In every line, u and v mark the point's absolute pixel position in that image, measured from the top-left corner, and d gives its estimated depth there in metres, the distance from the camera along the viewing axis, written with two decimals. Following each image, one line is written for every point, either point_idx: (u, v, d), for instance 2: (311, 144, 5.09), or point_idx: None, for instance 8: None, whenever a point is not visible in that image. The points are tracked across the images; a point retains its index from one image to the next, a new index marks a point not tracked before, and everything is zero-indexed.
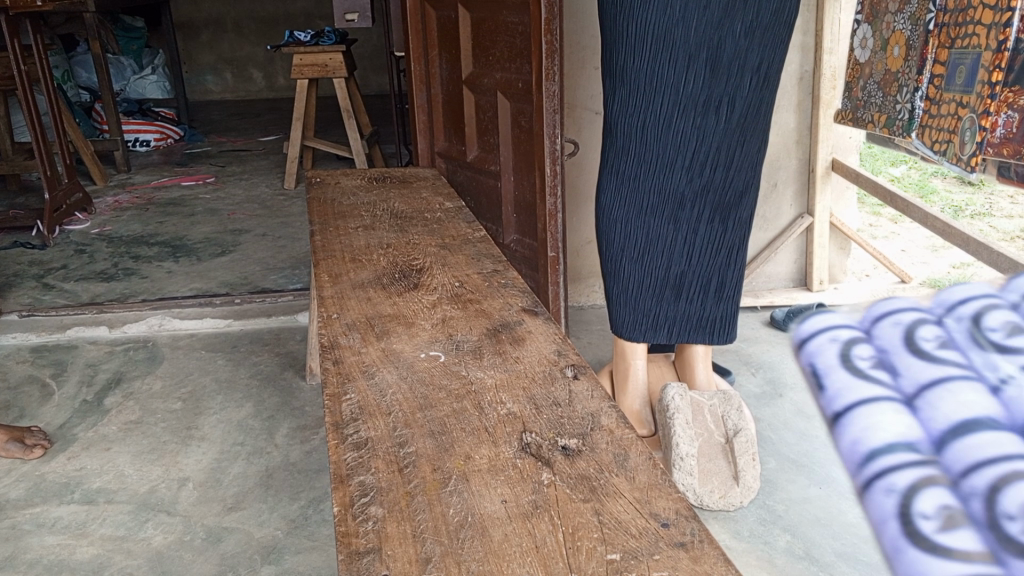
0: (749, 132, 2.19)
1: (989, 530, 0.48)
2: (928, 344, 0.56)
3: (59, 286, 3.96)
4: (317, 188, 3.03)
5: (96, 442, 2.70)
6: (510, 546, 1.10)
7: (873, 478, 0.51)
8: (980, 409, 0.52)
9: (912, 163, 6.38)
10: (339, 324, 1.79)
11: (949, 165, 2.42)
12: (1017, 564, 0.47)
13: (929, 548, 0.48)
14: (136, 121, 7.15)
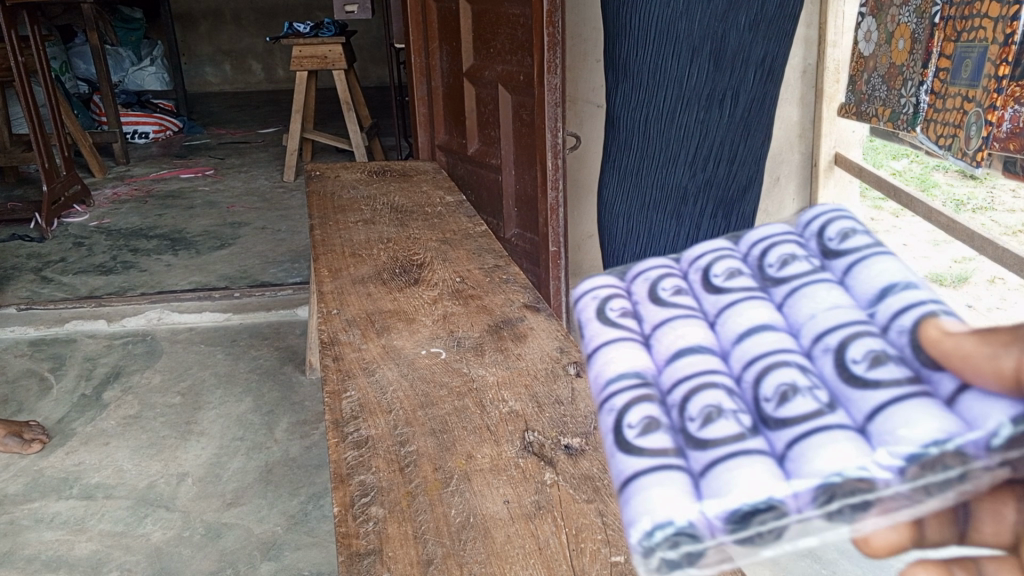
0: (753, 125, 2.15)
1: (679, 431, 0.49)
2: (665, 288, 0.58)
3: (58, 280, 3.94)
4: (317, 181, 3.01)
5: (95, 437, 2.69)
6: (512, 548, 1.08)
7: (603, 405, 0.53)
8: (691, 339, 0.53)
9: (914, 156, 6.35)
10: (339, 320, 1.78)
11: (954, 159, 2.40)
12: (697, 463, 0.48)
13: (629, 451, 0.49)
14: (135, 112, 7.12)
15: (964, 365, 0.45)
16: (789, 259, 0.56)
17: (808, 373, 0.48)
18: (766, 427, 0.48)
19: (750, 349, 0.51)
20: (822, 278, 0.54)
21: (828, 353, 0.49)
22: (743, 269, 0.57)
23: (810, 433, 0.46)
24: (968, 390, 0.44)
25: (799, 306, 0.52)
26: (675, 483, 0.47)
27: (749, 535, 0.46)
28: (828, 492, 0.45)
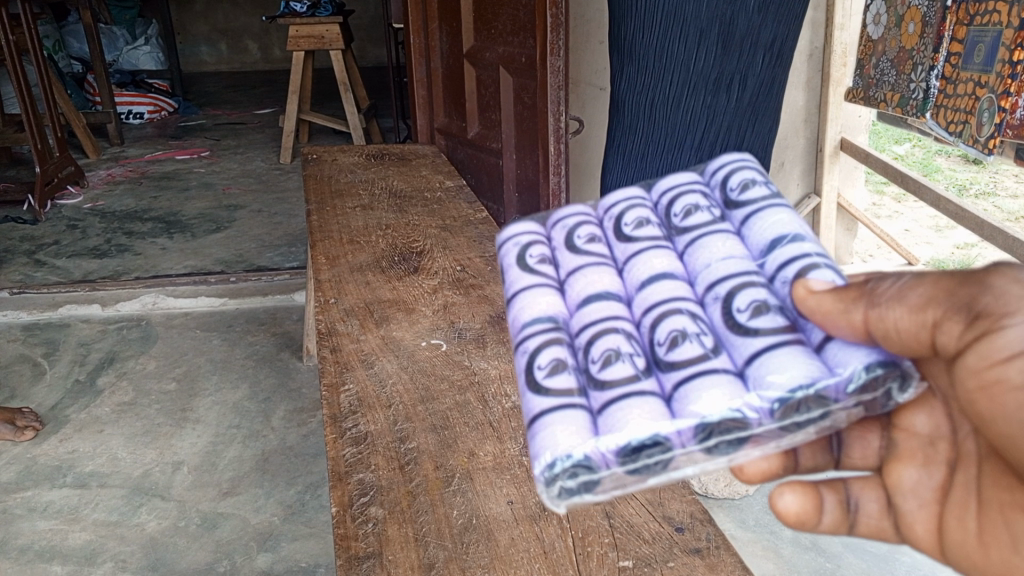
0: (761, 112, 2.10)
1: (582, 374, 0.76)
2: (581, 239, 0.87)
3: (51, 263, 3.89)
4: (314, 165, 2.95)
5: (89, 424, 2.65)
6: (517, 552, 1.05)
7: (515, 335, 0.81)
8: (597, 287, 0.81)
9: (916, 140, 6.29)
10: (336, 310, 1.73)
11: (965, 146, 2.36)
12: (592, 393, 0.74)
13: (537, 388, 0.75)
14: (129, 92, 7.02)
15: (779, 327, 0.73)
16: (691, 211, 0.85)
17: (681, 328, 0.75)
18: (650, 365, 0.75)
19: (646, 304, 0.79)
20: (693, 250, 0.82)
21: (692, 315, 0.76)
22: (640, 230, 0.85)
23: (680, 368, 0.73)
24: (781, 346, 0.72)
25: (679, 277, 0.80)
26: (576, 419, 0.73)
27: (635, 466, 0.71)
28: (705, 431, 0.70)
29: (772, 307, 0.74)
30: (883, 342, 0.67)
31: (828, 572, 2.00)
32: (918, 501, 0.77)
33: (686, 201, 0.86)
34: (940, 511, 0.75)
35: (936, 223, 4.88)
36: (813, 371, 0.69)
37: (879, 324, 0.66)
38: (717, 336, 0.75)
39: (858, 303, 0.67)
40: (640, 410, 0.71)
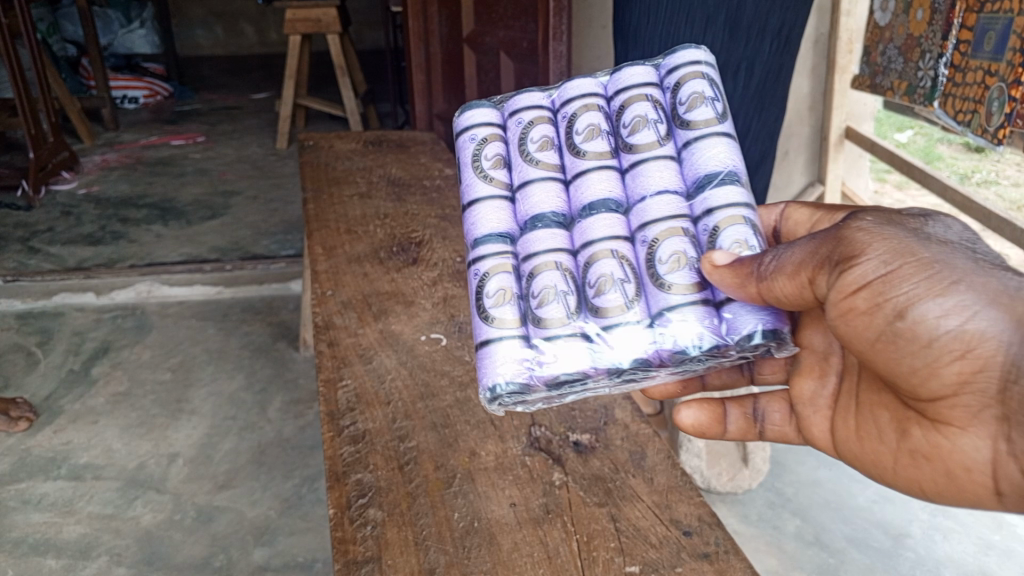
0: (767, 102, 2.00)
1: (524, 301, 1.00)
2: (535, 147, 1.08)
3: (45, 250, 3.84)
4: (310, 152, 2.90)
5: (83, 415, 2.61)
6: (520, 557, 1.02)
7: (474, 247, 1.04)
8: (544, 206, 1.04)
9: (918, 128, 6.23)
10: (333, 303, 1.69)
11: (974, 136, 2.31)
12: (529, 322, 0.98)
13: (487, 315, 0.99)
14: (124, 76, 6.93)
15: (687, 282, 0.96)
16: (635, 131, 1.05)
17: (607, 272, 0.97)
18: (580, 304, 0.99)
19: (585, 239, 1.01)
20: (629, 188, 1.04)
21: (617, 256, 0.98)
22: (586, 152, 1.05)
23: (602, 309, 0.97)
24: (682, 306, 0.95)
25: (616, 210, 1.02)
26: (516, 346, 0.97)
27: (560, 387, 0.97)
28: (616, 370, 0.96)
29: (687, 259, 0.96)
30: (773, 303, 0.91)
31: (832, 568, 1.98)
32: (817, 408, 1.05)
33: (635, 114, 1.06)
34: (830, 415, 1.03)
35: (938, 212, 4.83)
36: (705, 330, 0.93)
37: (768, 291, 0.89)
38: (637, 280, 0.98)
39: (748, 277, 0.89)
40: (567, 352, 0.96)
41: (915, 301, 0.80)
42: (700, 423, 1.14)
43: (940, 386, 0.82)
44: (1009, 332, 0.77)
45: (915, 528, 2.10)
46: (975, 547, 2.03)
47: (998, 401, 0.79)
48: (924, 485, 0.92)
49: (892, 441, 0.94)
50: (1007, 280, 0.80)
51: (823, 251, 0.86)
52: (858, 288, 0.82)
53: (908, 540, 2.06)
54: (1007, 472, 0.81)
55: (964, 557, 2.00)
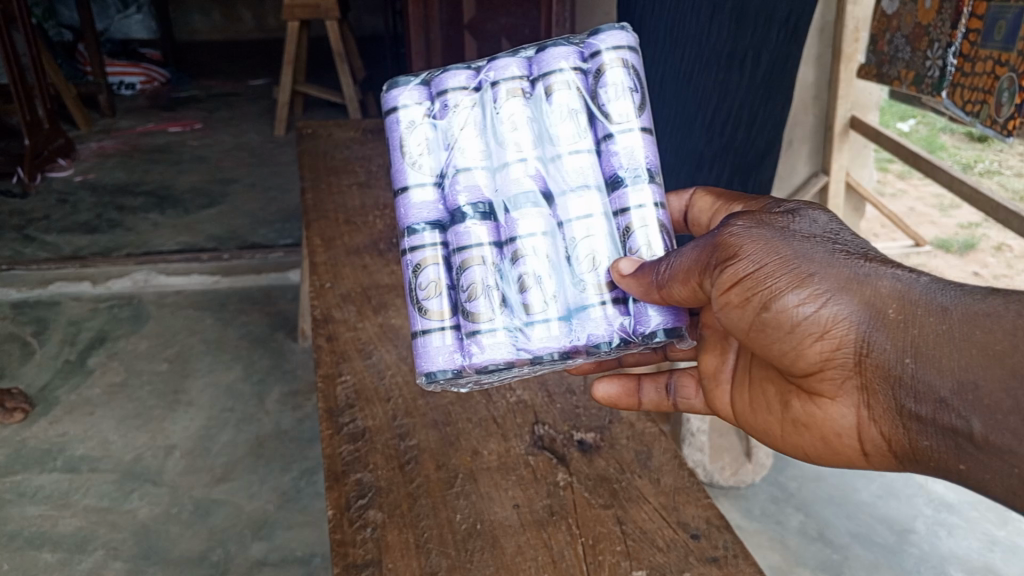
0: (774, 91, 1.91)
1: (455, 294, 1.06)
2: (463, 135, 1.07)
3: (40, 238, 3.80)
4: (309, 140, 2.86)
5: (79, 406, 2.58)
6: (524, 561, 0.99)
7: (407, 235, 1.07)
8: (471, 200, 1.06)
9: (921, 117, 6.18)
10: (332, 295, 1.66)
11: (982, 127, 2.27)
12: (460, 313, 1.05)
13: (423, 307, 1.05)
14: (120, 62, 6.86)
15: (601, 281, 1.04)
16: (558, 125, 1.06)
17: (530, 270, 1.03)
18: (505, 298, 1.05)
19: (510, 235, 1.05)
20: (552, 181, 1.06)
21: (539, 254, 1.04)
22: (512, 144, 1.06)
23: (525, 305, 1.03)
24: (594, 305, 1.03)
25: (541, 204, 1.05)
26: (449, 339, 1.04)
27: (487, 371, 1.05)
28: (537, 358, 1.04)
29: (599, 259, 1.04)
30: (676, 302, 0.99)
31: (836, 564, 1.96)
32: (723, 382, 1.10)
33: (605, 86, 1.07)
34: (733, 388, 1.08)
35: (941, 202, 4.80)
36: (614, 327, 1.04)
37: (667, 295, 0.97)
38: (556, 277, 1.04)
39: (651, 283, 0.98)
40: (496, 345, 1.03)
41: (775, 293, 0.86)
42: (614, 394, 1.15)
43: (807, 365, 0.89)
44: (859, 314, 0.83)
45: (919, 524, 2.08)
46: (980, 543, 2.02)
47: (855, 375, 0.85)
48: (808, 450, 0.97)
49: (778, 411, 1.00)
50: (861, 266, 0.85)
51: (703, 257, 0.92)
52: (731, 284, 0.89)
53: (912, 536, 2.04)
54: (869, 435, 0.87)
55: (968, 554, 1.99)
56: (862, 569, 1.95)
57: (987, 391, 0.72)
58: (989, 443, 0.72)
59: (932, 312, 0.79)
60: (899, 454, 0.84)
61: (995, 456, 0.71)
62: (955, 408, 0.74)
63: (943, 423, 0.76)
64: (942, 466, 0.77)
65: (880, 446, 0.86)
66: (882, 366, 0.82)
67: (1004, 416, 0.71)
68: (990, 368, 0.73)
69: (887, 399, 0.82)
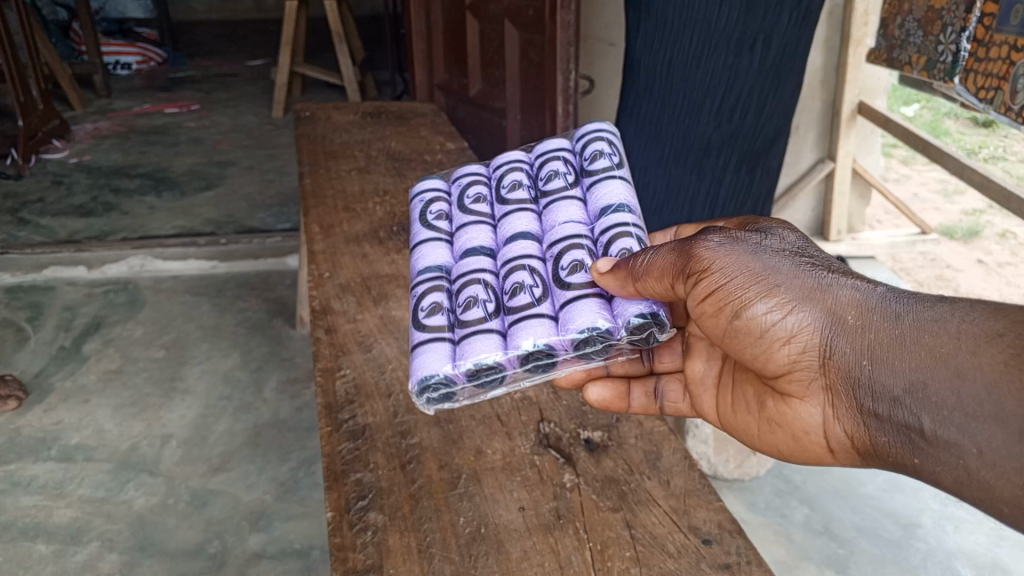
0: (785, 74, 1.91)
1: (451, 309, 1.04)
2: (470, 198, 1.16)
3: (35, 221, 3.75)
4: (307, 123, 2.80)
5: (74, 393, 2.55)
6: (530, 567, 0.96)
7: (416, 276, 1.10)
8: (473, 240, 1.11)
9: (925, 101, 6.11)
10: (331, 286, 1.62)
11: (996, 115, 2.22)
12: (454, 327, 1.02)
13: (419, 322, 1.03)
14: (116, 41, 6.79)
15: (589, 281, 1.01)
16: (551, 180, 1.14)
17: (524, 280, 1.02)
18: (498, 307, 1.03)
19: (505, 259, 1.07)
20: (546, 228, 1.09)
21: (532, 270, 1.04)
22: (512, 199, 1.13)
23: (516, 311, 1.01)
24: (586, 300, 0.99)
25: (534, 235, 1.09)
26: (440, 349, 1.00)
27: (476, 377, 0.99)
28: (526, 358, 0.99)
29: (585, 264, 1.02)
30: (650, 300, 0.97)
31: (842, 559, 1.93)
32: (708, 385, 1.08)
33: (593, 150, 1.15)
34: (717, 392, 1.07)
35: (945, 188, 4.75)
36: (597, 317, 0.97)
37: (643, 290, 0.95)
38: (546, 286, 1.03)
39: (627, 278, 0.94)
40: (491, 345, 0.98)
41: (744, 303, 0.87)
42: (606, 397, 1.11)
43: (777, 368, 0.89)
44: (823, 322, 0.85)
45: (926, 518, 2.05)
46: (988, 538, 1.99)
47: (821, 376, 0.86)
48: (780, 448, 0.98)
49: (755, 411, 1.00)
50: (824, 276, 0.87)
51: (678, 259, 0.91)
52: (706, 296, 0.90)
53: (919, 530, 2.01)
54: (834, 435, 0.87)
55: (976, 549, 1.96)
56: (868, 564, 1.92)
57: (936, 389, 0.74)
58: (937, 437, 0.74)
59: (886, 319, 0.81)
60: (861, 451, 0.85)
61: (942, 451, 0.73)
62: (907, 405, 0.76)
63: (899, 420, 0.77)
64: (898, 462, 0.79)
65: (844, 444, 0.87)
66: (843, 370, 0.83)
67: (949, 413, 0.73)
68: (937, 368, 0.74)
69: (848, 399, 0.83)
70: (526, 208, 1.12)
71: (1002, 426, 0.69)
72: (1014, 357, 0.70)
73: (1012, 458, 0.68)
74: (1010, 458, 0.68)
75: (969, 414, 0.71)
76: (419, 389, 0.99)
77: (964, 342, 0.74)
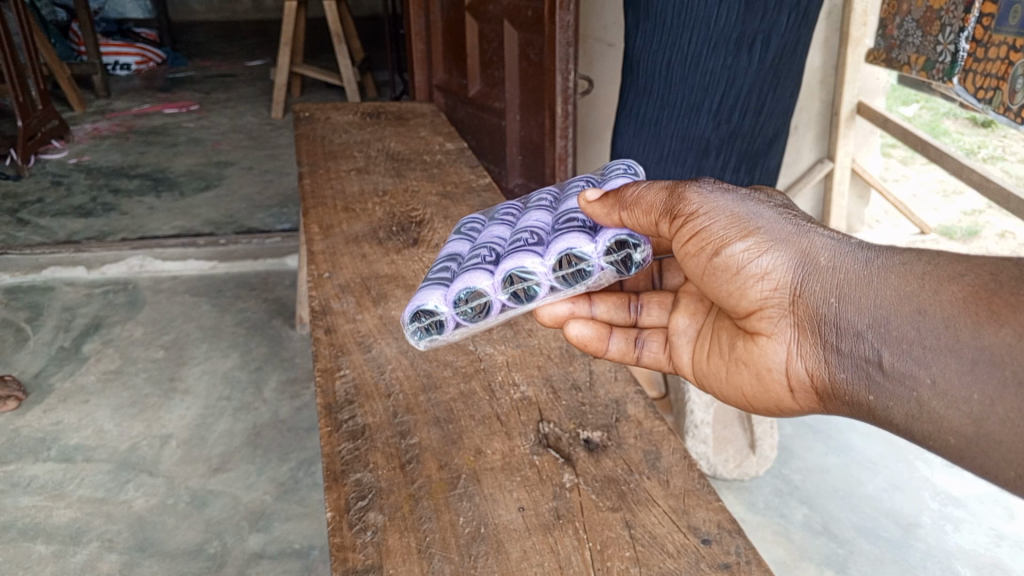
0: (781, 75, 2.04)
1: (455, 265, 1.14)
2: (502, 210, 1.28)
3: (34, 222, 3.75)
4: (306, 124, 2.80)
5: (74, 393, 2.55)
6: (529, 566, 0.96)
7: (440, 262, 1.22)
8: (491, 226, 1.21)
9: (924, 101, 6.10)
10: (330, 286, 1.62)
11: (995, 115, 2.22)
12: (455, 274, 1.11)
13: (428, 279, 1.13)
14: (116, 42, 6.79)
15: (578, 221, 1.08)
16: (571, 185, 1.25)
17: (527, 235, 1.10)
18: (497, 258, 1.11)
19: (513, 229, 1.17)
20: (557, 211, 1.15)
21: (535, 230, 1.11)
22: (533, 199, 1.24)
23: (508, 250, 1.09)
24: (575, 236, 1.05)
25: (542, 210, 1.18)
26: (437, 291, 1.09)
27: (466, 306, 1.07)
28: (508, 283, 1.05)
29: (580, 213, 1.09)
30: (633, 228, 1.02)
31: (841, 559, 1.93)
32: (686, 338, 1.09)
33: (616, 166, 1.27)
34: (694, 343, 1.07)
35: (944, 188, 4.75)
36: (576, 240, 1.03)
37: (629, 222, 1.00)
38: (541, 237, 1.10)
39: (614, 205, 1.00)
40: (482, 276, 1.06)
41: (723, 240, 0.90)
42: (586, 337, 1.12)
43: (748, 306, 0.91)
44: (797, 261, 0.86)
45: (925, 518, 2.05)
46: (987, 538, 2.00)
47: (790, 316, 0.87)
48: (747, 396, 0.99)
49: (724, 356, 1.01)
50: (803, 224, 0.89)
51: (664, 198, 0.95)
52: (690, 234, 0.93)
53: (918, 530, 2.02)
54: (796, 374, 0.88)
55: (975, 549, 1.96)
56: (868, 564, 1.92)
57: (896, 323, 0.75)
58: (894, 370, 0.75)
59: (858, 260, 0.82)
60: (822, 392, 0.86)
61: (899, 383, 0.74)
62: (869, 340, 0.77)
63: (860, 357, 0.78)
64: (856, 401, 0.80)
65: (806, 387, 0.88)
66: (811, 307, 0.84)
67: (908, 346, 0.74)
68: (899, 303, 0.75)
69: (813, 338, 0.84)
70: (546, 207, 1.19)
71: (957, 357, 0.70)
72: (970, 292, 0.71)
73: (965, 387, 0.69)
74: (962, 389, 0.69)
75: (929, 348, 0.72)
76: (413, 317, 1.09)
77: (926, 280, 0.75)
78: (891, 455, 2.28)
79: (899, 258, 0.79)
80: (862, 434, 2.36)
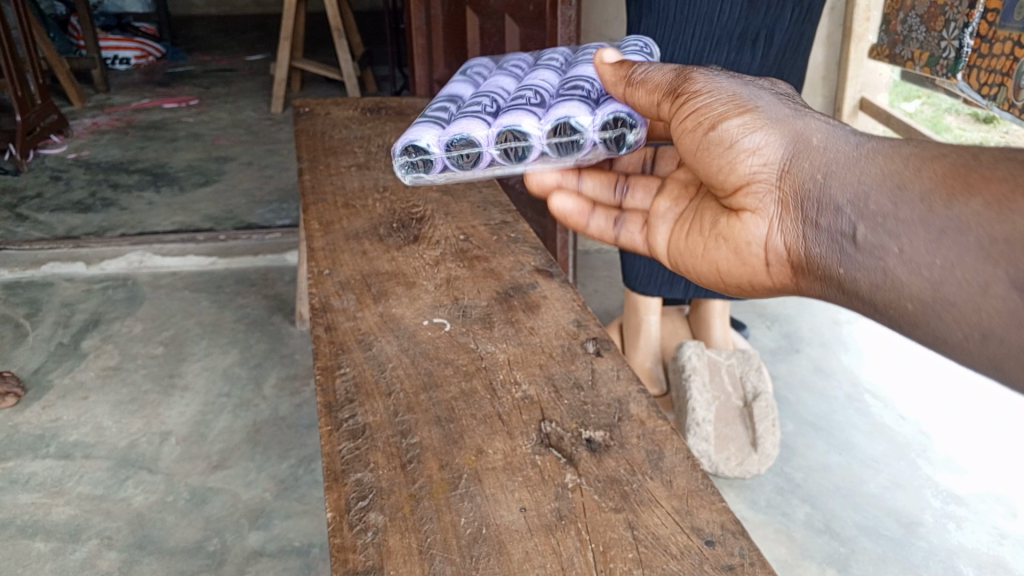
0: (785, 71, 2.02)
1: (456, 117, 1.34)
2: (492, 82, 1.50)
3: (33, 217, 3.73)
4: (306, 119, 2.78)
5: (73, 390, 2.54)
6: (531, 568, 0.95)
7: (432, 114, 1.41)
8: (487, 92, 1.43)
9: (926, 97, 6.08)
10: (330, 283, 1.61)
11: (999, 111, 2.21)
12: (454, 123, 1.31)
13: (427, 123, 1.33)
14: (115, 36, 6.76)
15: (574, 97, 1.30)
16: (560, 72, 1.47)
17: (532, 126, 1.27)
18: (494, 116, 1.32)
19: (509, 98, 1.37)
20: (551, 87, 1.38)
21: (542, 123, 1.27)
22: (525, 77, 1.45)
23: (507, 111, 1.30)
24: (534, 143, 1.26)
25: (537, 85, 1.38)
26: (436, 133, 1.29)
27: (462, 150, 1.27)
28: (503, 138, 1.27)
29: (581, 90, 1.31)
30: (636, 106, 1.19)
31: (843, 557, 1.93)
32: (665, 223, 1.19)
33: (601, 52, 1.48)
34: (673, 228, 1.16)
35: None
36: (573, 113, 1.25)
37: (640, 97, 1.14)
38: (539, 107, 1.31)
39: (624, 81, 1.17)
40: (472, 130, 1.28)
41: (721, 116, 0.99)
42: (567, 210, 1.32)
43: (737, 182, 0.99)
44: (787, 141, 0.95)
45: (927, 517, 2.05)
46: (989, 537, 1.99)
47: (776, 193, 0.95)
48: (722, 273, 1.07)
49: (703, 232, 1.09)
50: (800, 115, 0.98)
51: (679, 82, 1.07)
52: (690, 111, 1.03)
53: (920, 528, 2.01)
54: (774, 247, 0.97)
55: (977, 548, 1.95)
56: (869, 562, 1.91)
57: (874, 198, 0.82)
58: (865, 242, 0.82)
59: (845, 148, 0.89)
60: (797, 263, 0.94)
61: (867, 254, 0.81)
62: (847, 216, 0.84)
63: (835, 230, 0.86)
64: (829, 271, 0.87)
65: (781, 258, 0.97)
66: (798, 183, 0.92)
67: (881, 218, 0.81)
68: (881, 180, 0.82)
69: (795, 213, 0.92)
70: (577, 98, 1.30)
71: (926, 227, 0.76)
72: (946, 170, 0.77)
73: (930, 256, 0.76)
74: (925, 257, 0.76)
75: (898, 219, 0.79)
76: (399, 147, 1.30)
77: (911, 162, 0.81)
78: (892, 452, 2.28)
79: (887, 144, 0.85)
80: (863, 432, 2.36)
